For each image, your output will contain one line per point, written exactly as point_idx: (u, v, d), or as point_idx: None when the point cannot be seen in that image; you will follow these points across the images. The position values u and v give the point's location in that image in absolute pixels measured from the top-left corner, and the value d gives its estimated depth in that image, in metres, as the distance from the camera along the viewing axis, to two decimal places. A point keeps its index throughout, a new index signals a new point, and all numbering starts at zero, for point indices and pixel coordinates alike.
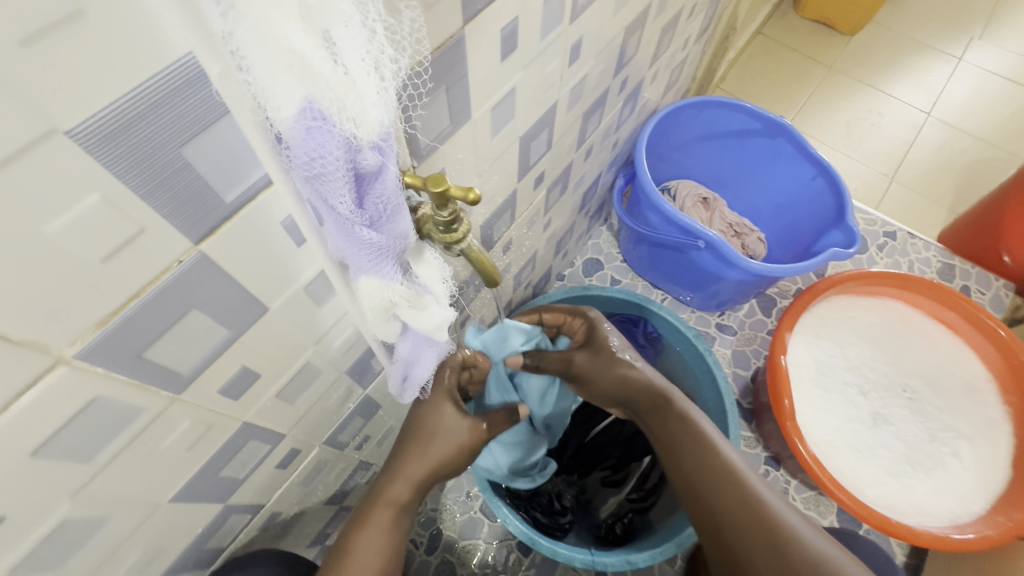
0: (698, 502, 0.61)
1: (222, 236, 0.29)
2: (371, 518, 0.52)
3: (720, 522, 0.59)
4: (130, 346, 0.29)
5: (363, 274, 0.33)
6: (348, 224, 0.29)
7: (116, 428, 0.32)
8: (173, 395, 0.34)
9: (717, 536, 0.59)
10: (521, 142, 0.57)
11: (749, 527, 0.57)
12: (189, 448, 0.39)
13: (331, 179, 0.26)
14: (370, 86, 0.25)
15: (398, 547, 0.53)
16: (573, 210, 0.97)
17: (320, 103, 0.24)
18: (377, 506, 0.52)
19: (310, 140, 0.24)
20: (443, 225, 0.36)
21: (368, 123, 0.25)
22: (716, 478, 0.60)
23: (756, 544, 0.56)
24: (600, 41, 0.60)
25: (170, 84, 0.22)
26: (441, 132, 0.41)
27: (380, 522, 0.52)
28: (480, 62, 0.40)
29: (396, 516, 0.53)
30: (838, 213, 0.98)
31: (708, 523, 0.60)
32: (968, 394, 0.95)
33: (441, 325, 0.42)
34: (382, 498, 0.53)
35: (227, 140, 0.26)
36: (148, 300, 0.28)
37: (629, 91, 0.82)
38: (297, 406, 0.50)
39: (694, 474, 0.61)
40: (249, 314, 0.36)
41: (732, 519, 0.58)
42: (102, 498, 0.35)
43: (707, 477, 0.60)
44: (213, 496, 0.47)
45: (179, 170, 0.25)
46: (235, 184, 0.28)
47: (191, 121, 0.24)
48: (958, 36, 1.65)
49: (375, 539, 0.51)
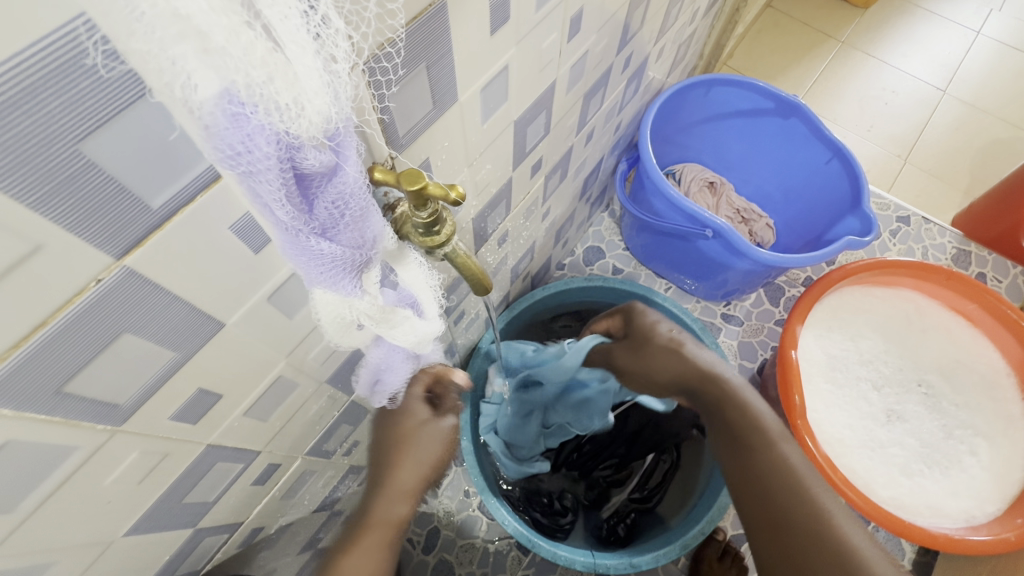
0: (753, 497, 0.57)
1: (153, 247, 0.24)
2: (362, 536, 0.47)
3: (773, 522, 0.54)
4: (42, 382, 0.24)
5: (318, 286, 0.29)
6: (292, 233, 0.25)
7: (43, 471, 0.28)
8: (112, 429, 0.30)
9: (765, 535, 0.55)
10: (516, 126, 0.51)
11: (798, 519, 0.53)
12: (140, 480, 0.35)
13: (264, 180, 0.21)
14: (309, 69, 0.20)
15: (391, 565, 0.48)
16: (573, 197, 0.91)
17: (240, 87, 0.19)
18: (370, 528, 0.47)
19: (230, 133, 0.19)
20: (423, 228, 0.31)
21: (307, 113, 0.21)
22: (771, 474, 0.56)
23: (810, 551, 0.51)
24: (603, 13, 0.54)
25: (51, 62, 0.17)
26: (424, 117, 0.36)
27: (371, 543, 0.47)
28: (467, 35, 0.35)
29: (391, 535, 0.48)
30: (854, 199, 0.92)
31: (757, 521, 0.56)
32: (986, 390, 0.91)
33: (423, 339, 0.37)
34: (376, 519, 0.47)
35: (142, 132, 0.21)
36: (59, 329, 0.23)
37: (632, 69, 0.76)
38: (272, 422, 0.46)
39: (748, 467, 0.58)
40: (200, 333, 0.31)
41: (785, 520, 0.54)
42: (39, 542, 0.31)
43: (760, 472, 0.57)
44: (181, 521, 0.43)
45: (78, 171, 0.20)
46: (165, 185, 0.23)
47: (87, 111, 0.19)
48: (976, 8, 1.57)
49: (364, 564, 0.46)
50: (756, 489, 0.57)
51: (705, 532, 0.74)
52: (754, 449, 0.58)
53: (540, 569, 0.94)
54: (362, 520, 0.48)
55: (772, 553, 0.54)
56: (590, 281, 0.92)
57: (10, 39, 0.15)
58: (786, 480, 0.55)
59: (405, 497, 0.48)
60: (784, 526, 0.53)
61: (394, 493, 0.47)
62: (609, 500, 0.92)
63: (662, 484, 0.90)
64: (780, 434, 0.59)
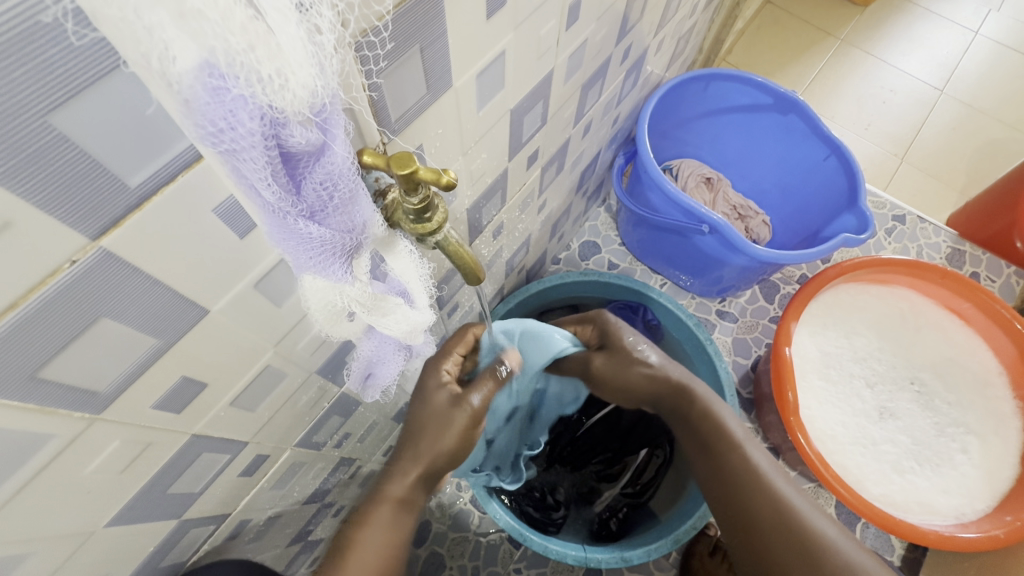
0: (727, 503, 0.61)
1: (132, 228, 0.23)
2: (372, 514, 0.49)
3: (749, 523, 0.58)
4: (16, 367, 0.23)
5: (307, 272, 0.28)
6: (279, 215, 0.24)
7: (16, 461, 0.27)
8: (91, 417, 0.29)
9: (742, 537, 0.59)
10: (512, 115, 0.51)
11: (774, 526, 0.56)
12: (123, 469, 0.34)
13: (247, 157, 0.20)
14: (293, 39, 0.19)
15: (399, 550, 0.49)
16: (569, 190, 0.90)
17: (219, 56, 0.18)
18: (382, 502, 0.50)
19: (211, 107, 0.18)
20: (414, 214, 0.30)
21: (291, 87, 0.20)
22: (742, 482, 0.59)
23: (784, 547, 0.55)
24: (602, 2, 0.53)
25: (16, 28, 0.16)
26: (417, 102, 0.35)
27: (380, 517, 0.49)
28: (462, 20, 0.34)
29: (397, 511, 0.50)
30: (851, 196, 0.92)
31: (736, 527, 0.60)
32: (978, 388, 0.91)
33: (414, 329, 0.37)
34: (383, 494, 0.51)
35: (118, 104, 0.20)
36: (34, 309, 0.22)
37: (631, 61, 0.75)
38: (259, 412, 0.45)
39: (723, 477, 0.61)
40: (184, 319, 0.30)
41: (763, 526, 0.57)
42: (16, 532, 0.30)
43: (735, 479, 0.60)
44: (166, 511, 0.42)
45: (50, 145, 0.19)
46: (144, 163, 0.22)
47: (57, 80, 0.18)
48: (976, 8, 1.57)
49: (376, 537, 0.48)
50: (733, 498, 0.60)
51: (696, 528, 0.74)
52: (723, 457, 0.61)
53: (532, 563, 0.94)
54: (371, 499, 0.51)
55: (748, 553, 0.59)
56: (585, 274, 0.91)
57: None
58: (751, 483, 0.59)
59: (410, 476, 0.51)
60: (760, 528, 0.57)
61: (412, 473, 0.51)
62: (601, 494, 0.92)
63: (653, 479, 0.89)
64: (745, 438, 0.62)
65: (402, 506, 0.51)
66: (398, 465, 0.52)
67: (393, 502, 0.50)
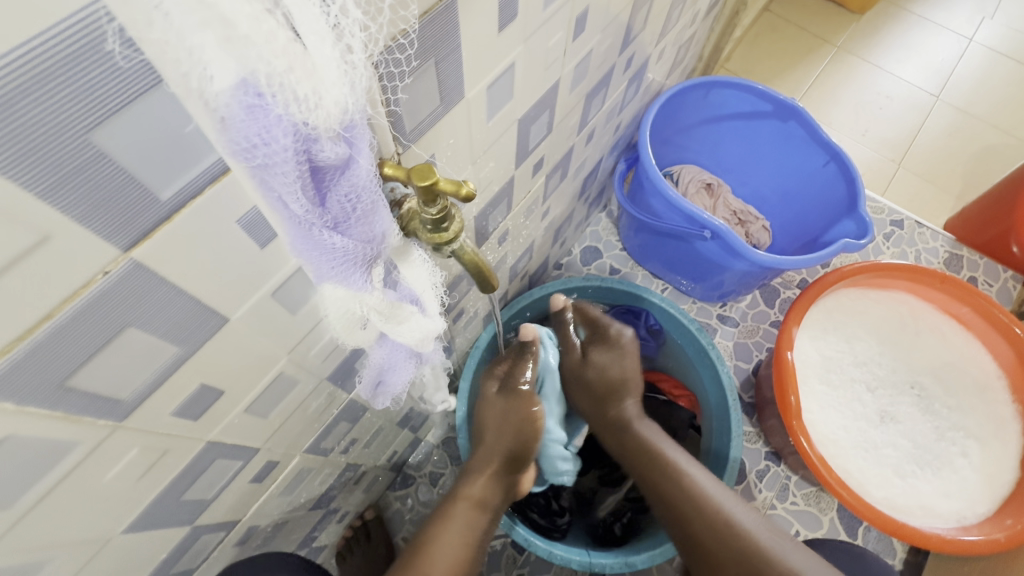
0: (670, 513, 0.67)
1: (161, 240, 0.24)
2: (451, 513, 0.61)
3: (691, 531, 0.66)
4: (45, 376, 0.23)
5: (328, 281, 0.28)
6: (305, 226, 0.24)
7: (42, 469, 0.27)
8: (114, 424, 0.29)
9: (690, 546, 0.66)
10: (520, 125, 0.51)
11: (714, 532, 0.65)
12: (141, 476, 0.35)
13: (280, 171, 0.21)
14: (328, 59, 0.20)
15: (477, 540, 0.61)
16: (572, 197, 0.91)
17: (259, 77, 0.18)
18: (459, 501, 0.62)
19: (247, 124, 0.19)
20: (431, 224, 0.31)
21: (324, 105, 0.21)
22: (690, 510, 0.66)
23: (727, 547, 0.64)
24: (607, 14, 0.54)
25: (65, 48, 0.16)
26: (431, 114, 0.36)
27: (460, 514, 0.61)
28: (475, 36, 0.35)
29: (473, 508, 0.62)
30: (850, 202, 0.93)
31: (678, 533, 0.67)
32: (977, 392, 0.92)
33: (426, 336, 0.37)
34: (461, 494, 0.63)
35: (156, 121, 0.20)
36: (65, 322, 0.22)
37: (634, 69, 0.76)
38: (272, 419, 0.45)
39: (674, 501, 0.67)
40: (204, 327, 0.30)
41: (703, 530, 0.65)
42: (38, 539, 0.30)
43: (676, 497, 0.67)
44: (178, 519, 0.43)
45: (90, 161, 0.19)
46: (175, 176, 0.22)
47: (99, 99, 0.18)
48: (969, 15, 1.59)
49: (456, 529, 0.60)
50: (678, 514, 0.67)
51: None
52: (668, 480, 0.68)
53: (535, 568, 0.94)
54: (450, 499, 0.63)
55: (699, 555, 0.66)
56: (588, 280, 0.92)
57: (11, 34, 0.15)
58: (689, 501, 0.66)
59: (483, 477, 0.64)
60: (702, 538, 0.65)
61: (485, 475, 0.64)
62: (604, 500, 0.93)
63: None
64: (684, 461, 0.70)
65: (479, 505, 0.62)
66: (473, 469, 0.64)
67: (472, 502, 0.62)
